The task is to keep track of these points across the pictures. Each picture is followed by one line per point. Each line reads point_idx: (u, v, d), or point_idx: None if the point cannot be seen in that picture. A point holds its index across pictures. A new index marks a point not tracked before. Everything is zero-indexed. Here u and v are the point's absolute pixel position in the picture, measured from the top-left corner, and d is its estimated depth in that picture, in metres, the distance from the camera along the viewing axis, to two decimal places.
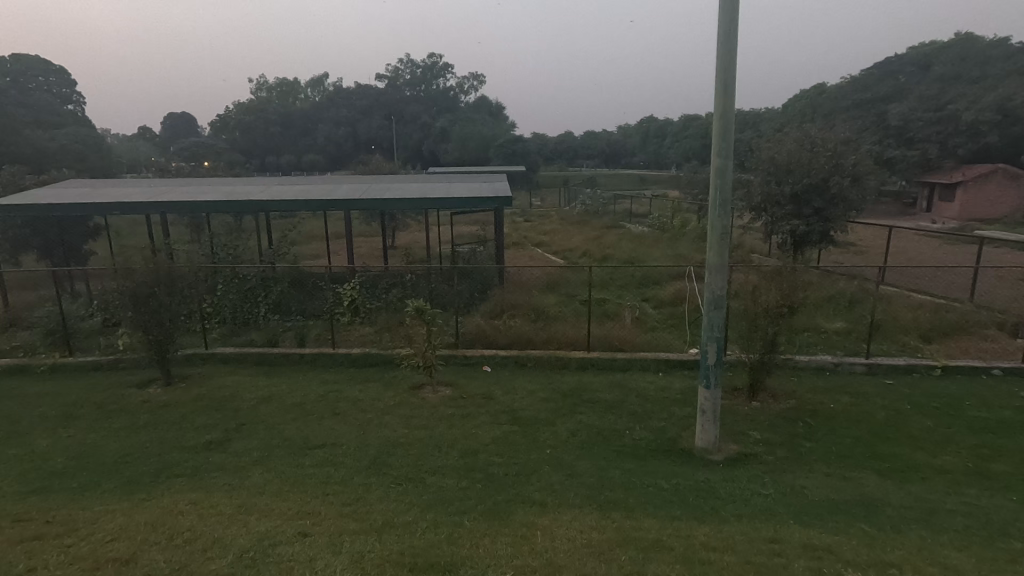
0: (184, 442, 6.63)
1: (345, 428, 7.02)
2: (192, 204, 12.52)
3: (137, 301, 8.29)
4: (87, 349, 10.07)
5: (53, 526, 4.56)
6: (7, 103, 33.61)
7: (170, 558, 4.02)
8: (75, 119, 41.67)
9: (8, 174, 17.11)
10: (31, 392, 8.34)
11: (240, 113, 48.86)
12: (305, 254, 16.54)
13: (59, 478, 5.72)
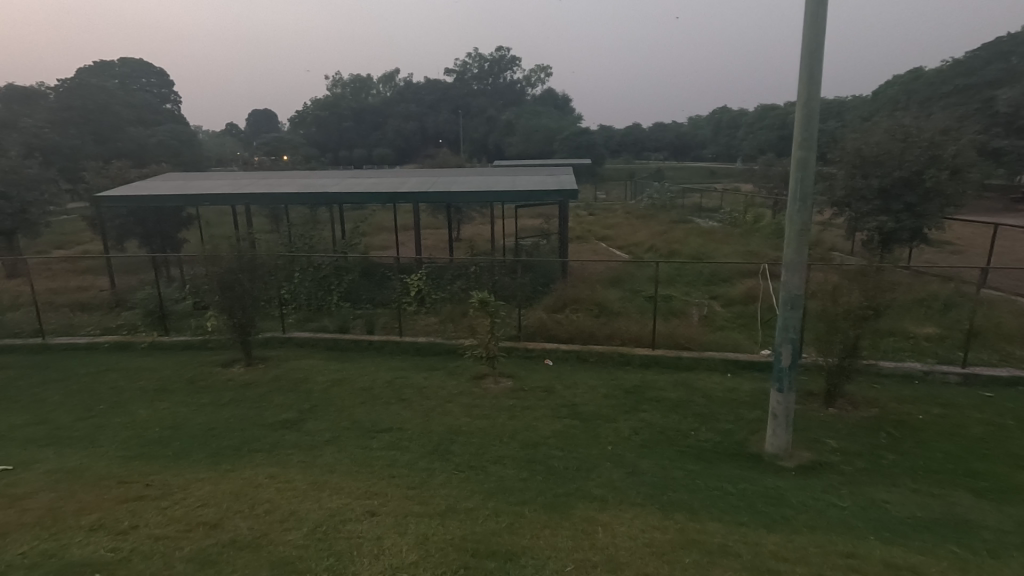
0: (264, 419, 7.09)
1: (410, 413, 7.25)
2: (272, 197, 13.28)
3: (224, 286, 8.92)
4: (180, 329, 10.96)
5: (151, 490, 4.99)
6: (115, 104, 36.90)
7: (252, 525, 4.30)
8: (172, 117, 45.18)
9: (116, 168, 18.81)
10: (134, 366, 9.19)
11: (317, 109, 51.15)
12: (375, 245, 17.19)
13: (157, 446, 6.28)
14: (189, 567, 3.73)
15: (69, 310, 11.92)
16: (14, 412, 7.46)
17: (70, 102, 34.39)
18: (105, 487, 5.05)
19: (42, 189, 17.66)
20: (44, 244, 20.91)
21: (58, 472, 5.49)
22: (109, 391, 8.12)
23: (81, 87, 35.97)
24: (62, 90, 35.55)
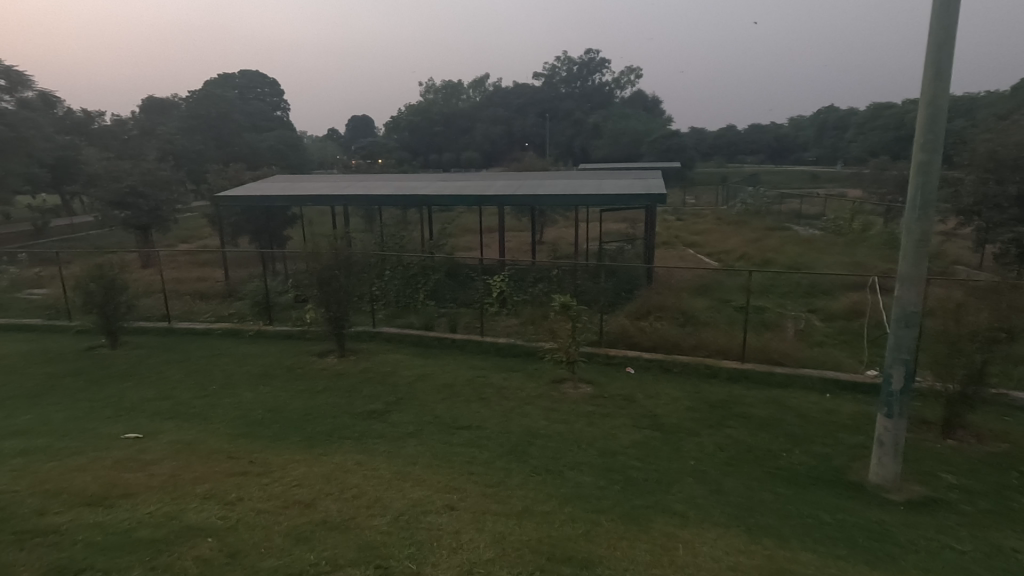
0: (353, 408, 7.50)
1: (489, 412, 7.38)
2: (367, 198, 14.01)
3: (322, 281, 9.55)
4: (282, 319, 11.84)
5: (254, 467, 5.42)
6: (234, 112, 40.59)
7: (342, 508, 4.55)
8: (282, 124, 49.02)
9: (233, 170, 20.67)
10: (242, 352, 10.05)
11: (410, 114, 53.34)
12: (460, 246, 17.65)
13: (259, 427, 6.83)
14: (287, 539, 3.95)
15: (191, 299, 13.25)
16: (144, 386, 8.42)
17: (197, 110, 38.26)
18: (216, 461, 5.56)
19: (173, 189, 19.78)
20: (172, 238, 23.40)
21: (178, 444, 6.10)
22: (220, 373, 8.93)
23: (206, 97, 39.94)
24: (191, 100, 39.65)
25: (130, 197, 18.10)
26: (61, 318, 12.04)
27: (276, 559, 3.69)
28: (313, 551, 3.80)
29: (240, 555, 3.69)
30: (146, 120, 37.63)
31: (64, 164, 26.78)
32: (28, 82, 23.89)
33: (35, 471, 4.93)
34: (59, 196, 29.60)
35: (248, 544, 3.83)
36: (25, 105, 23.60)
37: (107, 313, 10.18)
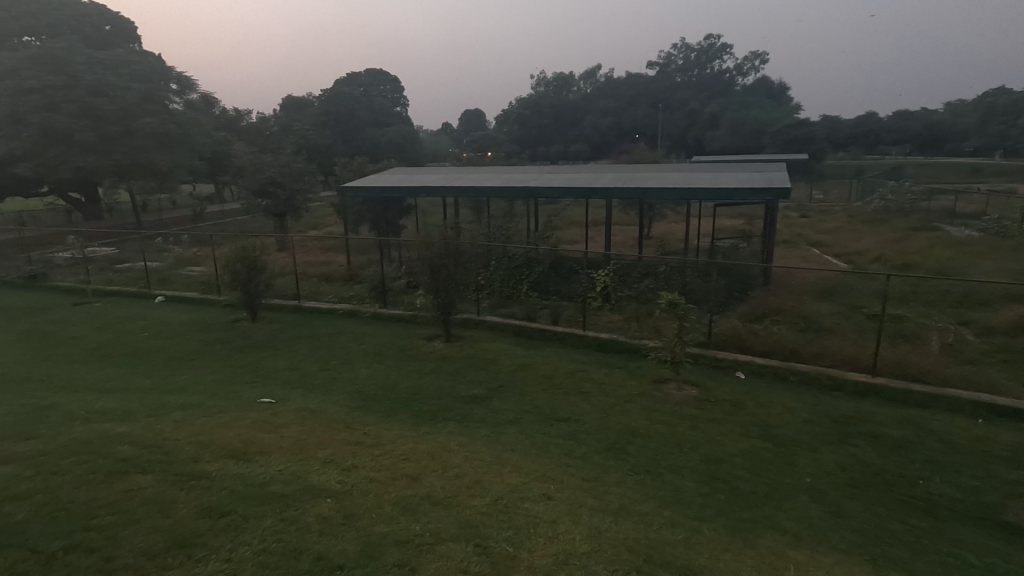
0: (457, 392, 7.82)
1: (589, 407, 7.34)
2: (477, 189, 14.44)
3: (432, 268, 10.02)
4: (396, 303, 12.59)
5: (367, 439, 5.82)
6: (359, 109, 43.57)
7: (444, 485, 4.77)
8: (401, 119, 51.92)
9: (357, 162, 22.28)
10: (360, 331, 10.86)
11: (520, 107, 53.90)
12: (565, 238, 17.64)
13: (372, 402, 7.36)
14: (395, 508, 4.16)
15: (318, 281, 14.51)
16: (278, 356, 9.41)
17: (328, 107, 41.71)
18: (335, 429, 6.08)
19: (305, 180, 21.72)
20: (303, 225, 25.77)
21: (304, 411, 6.71)
22: (340, 350, 9.69)
23: (336, 96, 43.26)
24: (323, 98, 43.10)
25: (271, 187, 20.20)
26: (213, 294, 13.74)
27: (386, 524, 3.88)
28: (419, 522, 3.98)
29: (355, 517, 3.89)
30: (285, 117, 41.59)
31: (219, 158, 30.52)
32: (193, 85, 27.29)
33: (190, 424, 5.60)
34: (215, 185, 33.70)
35: (362, 507, 4.06)
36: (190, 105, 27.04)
37: (249, 291, 11.46)
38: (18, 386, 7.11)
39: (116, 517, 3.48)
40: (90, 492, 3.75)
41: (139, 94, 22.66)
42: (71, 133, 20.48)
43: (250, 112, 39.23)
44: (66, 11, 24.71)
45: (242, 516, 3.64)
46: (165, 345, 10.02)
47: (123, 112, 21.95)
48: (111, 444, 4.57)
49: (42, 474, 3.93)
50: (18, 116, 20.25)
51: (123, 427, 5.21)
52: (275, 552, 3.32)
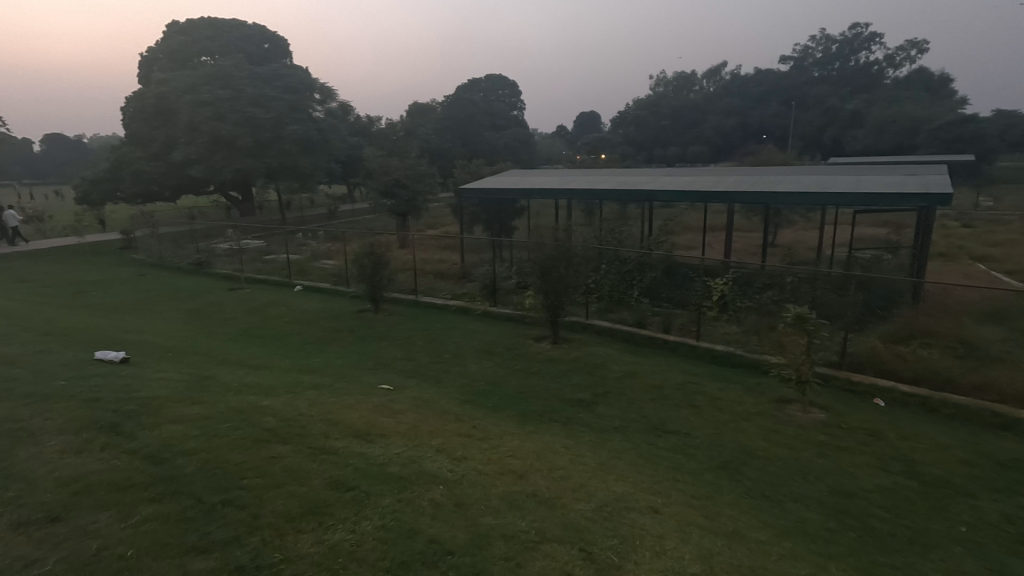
0: (563, 394, 7.81)
1: (701, 422, 6.98)
2: (591, 192, 14.35)
3: (544, 270, 10.11)
4: (506, 302, 12.88)
5: (476, 432, 6.01)
6: (478, 113, 45.14)
7: (549, 486, 4.79)
8: (517, 122, 53.04)
9: (475, 165, 23.15)
10: (471, 328, 11.27)
11: (637, 108, 52.63)
12: (681, 244, 16.96)
13: (481, 397, 7.60)
14: (501, 503, 4.25)
15: (434, 278, 15.26)
16: (396, 347, 10.05)
17: (449, 112, 43.74)
18: (447, 420, 6.36)
19: (427, 181, 22.98)
20: (423, 224, 27.29)
21: (419, 400, 7.09)
22: (453, 345, 10.12)
23: (457, 101, 45.14)
24: (445, 103, 45.18)
25: (395, 188, 21.64)
26: (342, 286, 15.00)
27: (493, 517, 3.98)
28: (525, 519, 4.03)
29: (464, 507, 4.03)
30: (410, 123, 44.28)
31: (352, 161, 33.27)
32: (333, 94, 29.99)
33: (320, 404, 6.13)
34: (347, 187, 36.79)
35: (470, 498, 4.19)
36: (330, 113, 29.75)
37: (373, 284, 12.35)
38: (186, 357, 8.25)
39: (262, 479, 3.85)
40: (242, 455, 4.17)
41: (289, 104, 25.37)
42: (234, 139, 23.43)
43: (380, 119, 42.26)
44: (234, 32, 28.36)
45: (364, 493, 3.90)
46: (300, 330, 11.11)
47: (275, 120, 24.70)
48: (258, 415, 5.11)
49: (204, 433, 4.47)
50: (195, 126, 23.58)
51: (266, 400, 5.83)
52: (393, 530, 3.52)
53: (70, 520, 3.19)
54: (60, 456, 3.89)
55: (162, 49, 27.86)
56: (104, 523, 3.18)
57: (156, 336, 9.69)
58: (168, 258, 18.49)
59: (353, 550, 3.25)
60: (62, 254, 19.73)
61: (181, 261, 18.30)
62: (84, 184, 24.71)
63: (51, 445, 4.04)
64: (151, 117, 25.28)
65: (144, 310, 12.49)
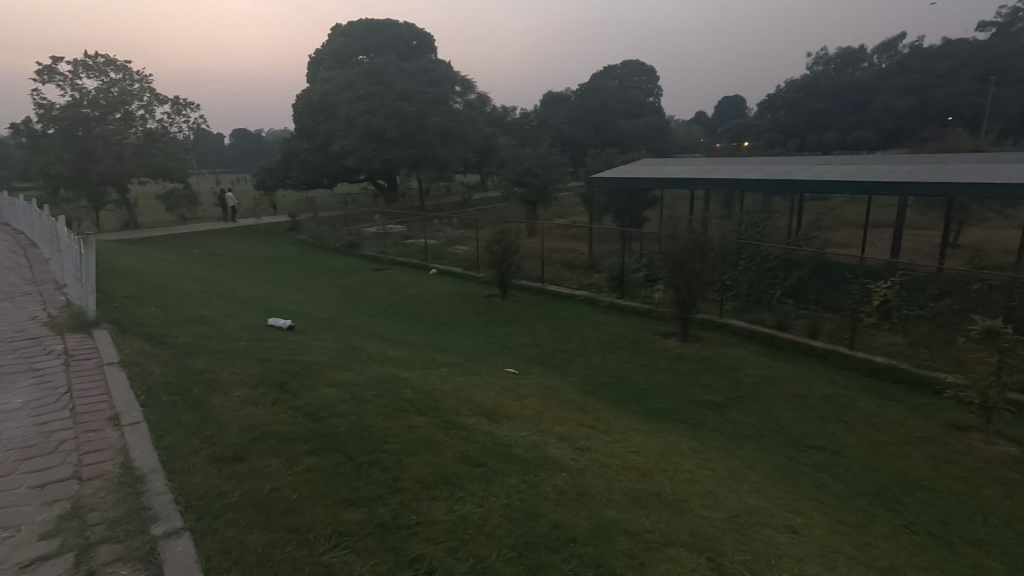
0: (691, 395, 7.44)
1: (852, 440, 6.26)
2: (733, 182, 13.40)
3: (677, 264, 9.65)
4: (633, 295, 12.57)
5: (599, 424, 5.98)
6: (613, 101, 44.08)
7: (675, 487, 4.61)
8: (653, 109, 51.01)
9: (608, 154, 22.74)
10: (596, 319, 11.17)
11: (788, 90, 47.84)
12: (835, 241, 15.24)
13: (603, 389, 7.51)
14: (625, 498, 4.18)
15: (561, 267, 15.34)
16: (521, 332, 10.30)
17: (583, 100, 43.32)
18: (570, 409, 6.38)
19: (558, 170, 23.04)
20: (552, 213, 27.46)
21: (543, 387, 7.20)
22: (577, 335, 10.12)
23: (592, 89, 44.42)
24: (578, 91, 44.73)
25: (527, 178, 22.03)
26: (473, 271, 15.65)
27: (616, 512, 3.92)
28: (649, 519, 3.92)
29: (587, 497, 4.02)
30: (544, 113, 44.62)
31: (487, 151, 34.41)
32: (472, 86, 31.17)
33: (451, 381, 6.48)
34: (481, 176, 38.19)
35: (594, 490, 4.17)
36: (469, 104, 30.98)
37: (502, 270, 12.73)
38: (339, 328, 9.18)
39: (401, 446, 4.17)
40: (384, 421, 4.54)
41: (432, 97, 26.92)
42: (383, 131, 25.41)
43: (515, 109, 43.11)
44: (387, 32, 30.63)
45: (491, 471, 4.06)
46: (434, 311, 11.81)
47: (420, 112, 26.33)
48: (399, 385, 5.55)
49: (354, 398, 4.95)
50: (351, 119, 26.00)
51: (404, 373, 6.29)
52: (517, 510, 3.61)
53: (250, 462, 3.72)
54: (242, 405, 4.54)
55: (327, 51, 31.04)
56: (276, 468, 3.66)
57: (314, 308, 10.90)
58: (325, 239, 20.68)
59: (481, 524, 3.39)
60: (243, 233, 22.94)
61: (335, 243, 20.35)
62: (261, 172, 28.44)
63: (236, 394, 4.74)
64: (316, 112, 28.35)
65: (305, 284, 14.10)
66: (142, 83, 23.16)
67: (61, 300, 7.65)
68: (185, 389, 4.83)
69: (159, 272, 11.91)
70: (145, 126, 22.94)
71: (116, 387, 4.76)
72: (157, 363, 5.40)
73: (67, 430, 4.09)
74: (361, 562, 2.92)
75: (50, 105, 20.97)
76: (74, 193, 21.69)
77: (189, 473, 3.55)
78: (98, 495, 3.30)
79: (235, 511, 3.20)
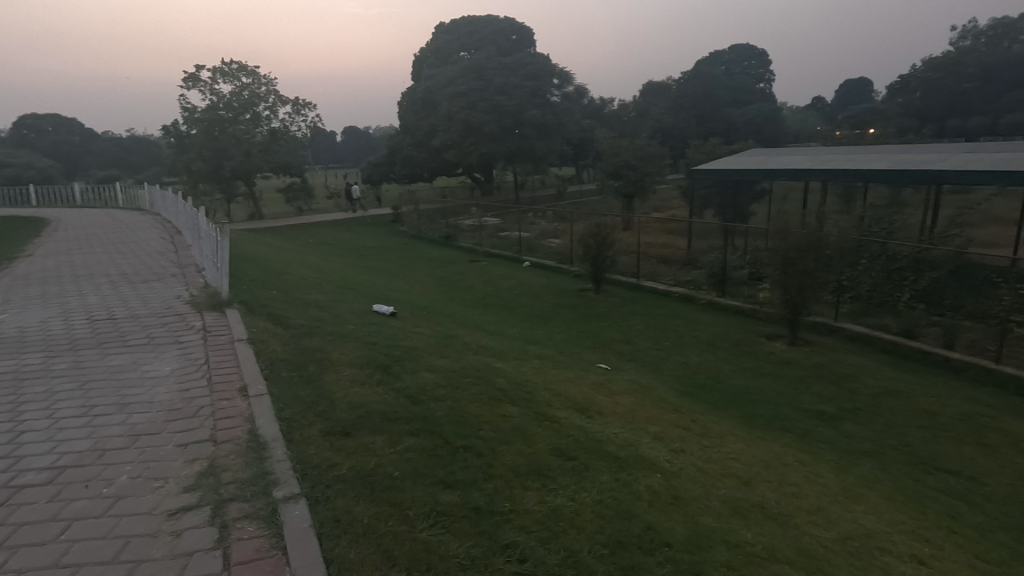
0: (800, 403, 6.92)
1: (994, 466, 5.51)
2: (855, 173, 12.22)
3: (786, 262, 8.98)
4: (736, 294, 11.88)
5: (695, 427, 5.74)
6: (718, 89, 41.75)
7: (780, 500, 4.31)
8: (764, 96, 47.58)
9: (711, 145, 21.58)
10: (695, 317, 10.71)
11: (925, 69, 42.55)
12: (980, 239, 13.41)
13: (701, 390, 7.20)
14: (724, 507, 3.98)
15: (657, 262, 14.82)
16: (614, 328, 10.11)
17: (686, 89, 41.37)
18: (664, 409, 6.17)
19: (657, 162, 22.27)
20: (649, 207, 26.58)
21: (636, 384, 7.03)
22: (673, 333, 9.75)
23: (696, 77, 42.32)
24: (681, 79, 42.82)
25: (624, 170, 21.52)
26: (566, 264, 15.59)
27: (714, 520, 3.74)
28: (750, 531, 3.70)
29: (683, 501, 3.87)
30: (644, 103, 43.22)
31: (584, 144, 34.00)
32: (570, 78, 30.91)
33: (544, 373, 6.52)
34: (576, 169, 37.85)
35: (690, 494, 4.01)
36: (567, 97, 30.75)
37: (596, 264, 12.57)
38: (436, 317, 9.56)
39: (495, 433, 4.26)
40: (479, 409, 4.66)
41: (530, 91, 27.04)
42: (482, 126, 25.95)
43: (614, 100, 42.14)
44: (488, 27, 31.16)
45: (584, 465, 4.03)
46: (527, 303, 11.93)
47: (518, 106, 26.58)
48: (493, 374, 5.67)
49: (450, 384, 5.12)
50: (452, 114, 26.82)
51: (498, 363, 6.43)
52: (610, 508, 3.56)
53: (357, 438, 3.98)
54: (351, 384, 4.86)
55: (431, 49, 32.20)
56: (380, 445, 3.89)
57: (414, 297, 11.43)
58: (424, 231, 21.58)
59: (573, 517, 3.38)
60: (351, 225, 24.53)
61: (434, 235, 21.16)
62: (369, 167, 30.18)
63: (345, 374, 5.09)
64: (419, 109, 29.55)
65: (406, 274, 14.79)
66: (268, 86, 25.40)
67: (200, 281, 8.61)
68: (302, 366, 5.26)
69: (280, 259, 13.06)
70: (270, 125, 25.19)
71: (245, 361, 5.29)
72: (278, 341, 5.92)
73: (205, 397, 4.62)
74: (457, 544, 3.01)
75: (193, 108, 23.64)
76: (211, 186, 24.33)
77: (304, 443, 3.86)
78: (230, 457, 3.70)
79: (344, 483, 3.43)
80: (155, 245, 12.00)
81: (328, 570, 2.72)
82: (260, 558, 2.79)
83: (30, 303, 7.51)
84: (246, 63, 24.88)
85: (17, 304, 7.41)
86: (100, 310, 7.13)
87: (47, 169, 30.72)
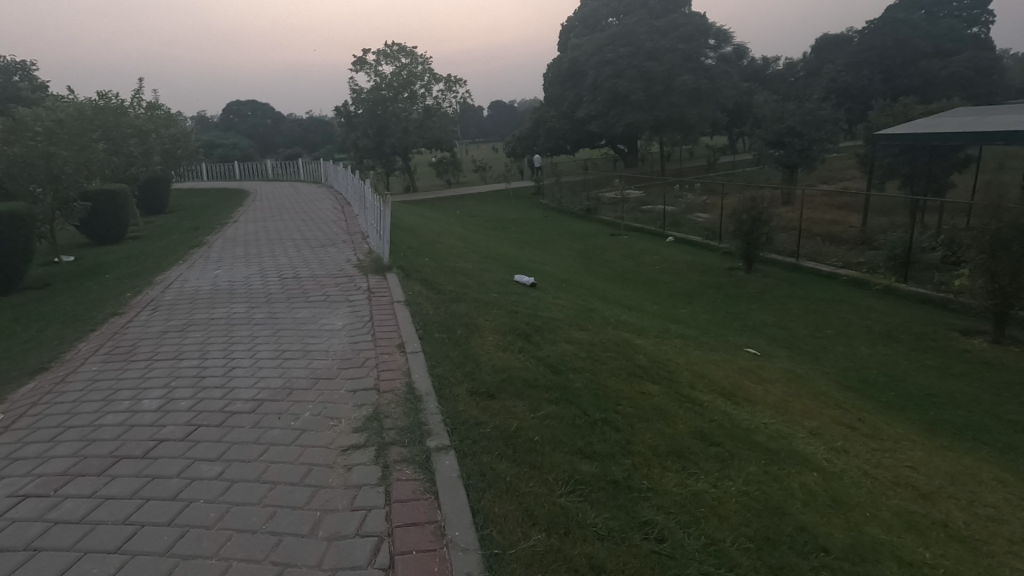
0: (1003, 412, 5.81)
1: None
2: None
3: (996, 244, 7.47)
4: (923, 280, 10.21)
5: (862, 426, 5.12)
6: (914, 37, 35.50)
7: (970, 521, 3.70)
8: (977, 42, 39.25)
9: (902, 105, 18.46)
10: (868, 305, 9.43)
11: None
12: None
13: (870, 387, 6.37)
14: (895, 519, 3.52)
15: (824, 240, 13.23)
16: (766, 311, 9.32)
17: (870, 41, 35.68)
18: (824, 403, 5.59)
19: (828, 128, 19.76)
20: (816, 178, 23.70)
21: (790, 373, 6.43)
22: (838, 320, 8.71)
23: (885, 25, 36.40)
24: (864, 29, 37.11)
25: (788, 137, 19.40)
26: (715, 240, 14.62)
27: (883, 531, 3.35)
28: (930, 550, 3.25)
29: (844, 506, 3.50)
30: (816, 61, 38.19)
31: (741, 110, 31.20)
32: (728, 38, 28.48)
33: (686, 353, 6.24)
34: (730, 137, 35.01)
35: (853, 499, 3.61)
36: (723, 58, 28.36)
37: (750, 241, 11.59)
38: (575, 289, 9.60)
39: (633, 410, 4.18)
40: (618, 384, 4.61)
41: (683, 55, 25.42)
42: (628, 94, 25.09)
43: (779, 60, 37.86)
44: None
45: (729, 453, 3.81)
46: (670, 280, 11.45)
47: (668, 72, 25.15)
48: (633, 351, 5.56)
49: (589, 356, 5.13)
50: (598, 84, 26.26)
51: (638, 340, 6.29)
52: (758, 501, 3.34)
53: (500, 400, 4.17)
54: (494, 349, 5.10)
55: (579, 17, 31.65)
56: (521, 410, 4.03)
57: (554, 268, 11.57)
58: (565, 205, 21.62)
59: (715, 505, 3.23)
60: (495, 197, 25.41)
61: (575, 208, 21.13)
62: (513, 140, 30.83)
63: (489, 339, 5.34)
64: (564, 80, 29.35)
65: (546, 246, 14.98)
66: (424, 65, 26.88)
67: (365, 248, 9.55)
68: (451, 329, 5.62)
69: (431, 228, 14.00)
70: (424, 103, 26.78)
71: (402, 321, 5.79)
72: (430, 304, 6.38)
73: (370, 350, 5.17)
74: (594, 513, 3.05)
75: (360, 90, 25.92)
76: (374, 161, 26.72)
77: (454, 400, 4.14)
78: (391, 405, 4.11)
79: (488, 441, 3.62)
80: (330, 214, 13.54)
81: (474, 520, 2.91)
82: (415, 499, 3.08)
83: (236, 262, 8.94)
84: (406, 44, 26.60)
85: (227, 263, 8.87)
86: (287, 270, 8.25)
87: (247, 148, 36.17)
